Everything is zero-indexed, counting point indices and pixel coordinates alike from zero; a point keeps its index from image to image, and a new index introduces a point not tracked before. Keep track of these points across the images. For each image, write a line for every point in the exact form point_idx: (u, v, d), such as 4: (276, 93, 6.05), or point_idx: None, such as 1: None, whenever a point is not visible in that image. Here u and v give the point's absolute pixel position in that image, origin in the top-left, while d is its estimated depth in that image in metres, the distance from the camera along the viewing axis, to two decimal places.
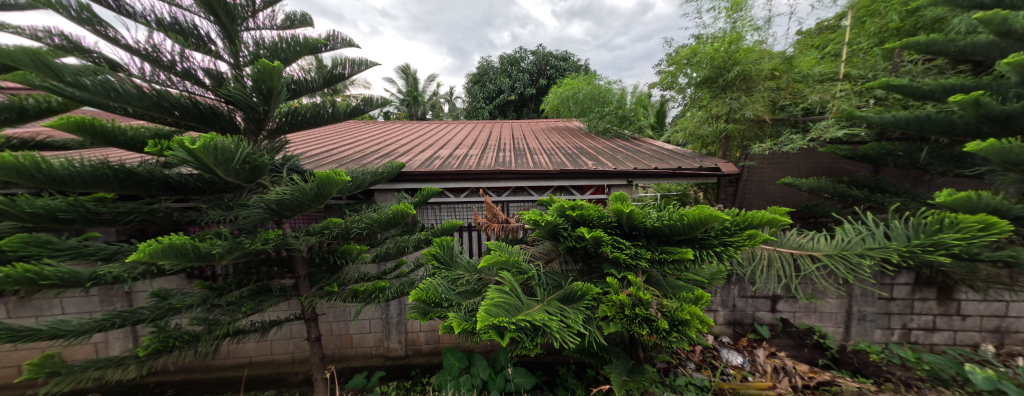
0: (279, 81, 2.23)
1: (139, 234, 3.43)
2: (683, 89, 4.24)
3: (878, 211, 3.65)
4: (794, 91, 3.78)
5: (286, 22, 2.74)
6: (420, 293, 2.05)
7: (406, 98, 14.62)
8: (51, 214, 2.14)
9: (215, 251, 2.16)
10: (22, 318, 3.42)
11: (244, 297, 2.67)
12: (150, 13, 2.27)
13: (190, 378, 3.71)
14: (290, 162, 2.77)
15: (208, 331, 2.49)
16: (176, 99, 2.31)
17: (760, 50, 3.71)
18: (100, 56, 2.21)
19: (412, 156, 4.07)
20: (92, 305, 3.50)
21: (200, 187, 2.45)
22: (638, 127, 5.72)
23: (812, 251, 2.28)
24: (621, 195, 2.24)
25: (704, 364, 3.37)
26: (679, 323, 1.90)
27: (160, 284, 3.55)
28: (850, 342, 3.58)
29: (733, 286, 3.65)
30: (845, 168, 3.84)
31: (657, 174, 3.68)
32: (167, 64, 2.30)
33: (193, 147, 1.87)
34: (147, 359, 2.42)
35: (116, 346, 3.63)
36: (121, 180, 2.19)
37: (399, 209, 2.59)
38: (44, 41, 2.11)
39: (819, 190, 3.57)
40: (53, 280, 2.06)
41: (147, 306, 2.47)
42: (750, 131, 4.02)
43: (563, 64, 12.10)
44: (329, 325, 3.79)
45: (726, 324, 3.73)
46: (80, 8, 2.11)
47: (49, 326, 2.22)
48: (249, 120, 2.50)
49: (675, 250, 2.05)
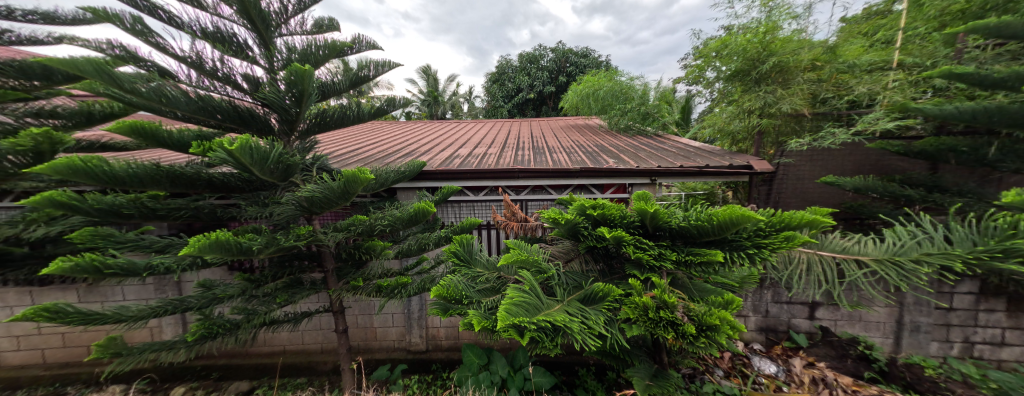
0: (309, 84, 2.36)
1: (187, 228, 3.75)
2: (711, 84, 4.05)
3: (936, 212, 3.34)
4: (838, 83, 3.55)
5: (315, 27, 2.88)
6: (441, 290, 2.10)
7: (426, 98, 14.88)
8: (115, 210, 2.37)
9: (253, 246, 2.33)
10: (90, 303, 3.81)
11: (278, 289, 2.84)
12: (195, 23, 2.46)
13: (231, 363, 3.98)
14: (319, 161, 2.91)
15: (247, 320, 2.68)
16: (219, 103, 2.49)
17: (800, 40, 3.47)
18: (152, 64, 2.42)
19: (432, 155, 4.16)
20: (148, 293, 3.83)
21: (239, 185, 2.64)
22: (661, 123, 5.55)
23: (860, 256, 2.12)
24: (644, 195, 2.21)
25: (733, 371, 3.23)
26: (707, 328, 1.82)
27: (206, 275, 3.86)
28: (900, 354, 3.29)
29: (766, 291, 3.47)
30: (898, 165, 3.53)
31: (681, 173, 3.52)
32: (210, 70, 2.49)
33: (232, 148, 2.00)
34: (194, 344, 2.63)
35: (168, 330, 3.96)
36: (172, 180, 2.39)
37: (419, 207, 2.63)
38: (106, 52, 2.34)
39: (865, 189, 3.32)
40: (115, 270, 2.28)
41: (194, 295, 2.68)
42: (787, 126, 3.77)
43: (582, 60, 11.89)
44: (355, 318, 3.96)
45: (758, 330, 3.56)
46: (133, 21, 2.32)
47: (113, 311, 2.46)
48: (283, 122, 2.66)
49: (702, 252, 1.97)
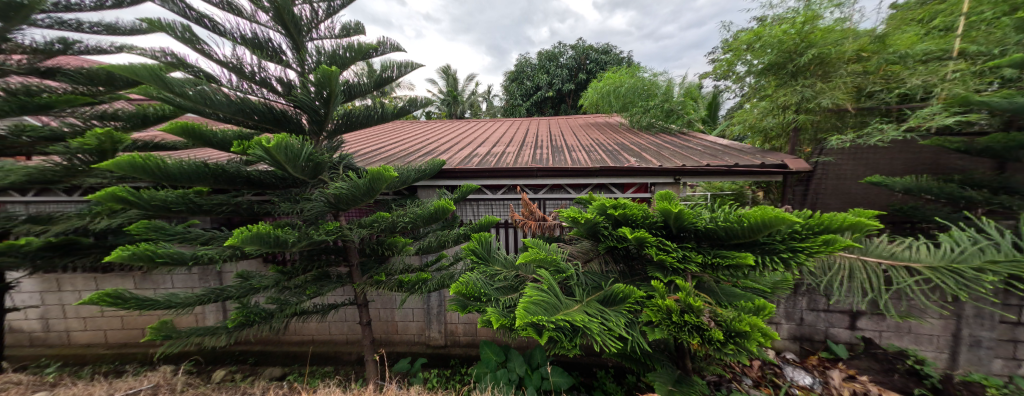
0: (336, 86, 2.47)
1: (228, 222, 4.03)
2: (741, 78, 3.85)
3: (1002, 216, 3.01)
4: (887, 75, 3.27)
5: (343, 31, 2.99)
6: (460, 286, 2.14)
7: (446, 98, 15.13)
8: (166, 205, 2.57)
9: (288, 239, 2.47)
10: (144, 290, 4.17)
11: (308, 281, 2.99)
12: (236, 30, 2.62)
13: (265, 349, 4.23)
14: (346, 160, 3.03)
15: (280, 310, 2.85)
16: (256, 105, 2.65)
17: (843, 29, 3.23)
18: (198, 69, 2.61)
19: (452, 153, 4.22)
20: (193, 281, 4.15)
21: (273, 182, 2.80)
22: (686, 120, 5.37)
23: (911, 262, 1.95)
24: (667, 194, 2.14)
25: (763, 381, 3.06)
26: (736, 334, 1.74)
27: (244, 266, 4.13)
28: (957, 371, 3.00)
29: (800, 298, 3.27)
30: (957, 164, 3.22)
31: (707, 172, 3.38)
32: (249, 74, 2.65)
33: (268, 146, 2.13)
34: (234, 330, 2.82)
35: (210, 317, 4.28)
36: (216, 177, 2.57)
37: (439, 205, 2.69)
38: (160, 59, 2.55)
39: (917, 190, 3.06)
40: (166, 259, 2.47)
41: (233, 285, 2.88)
42: (827, 122, 3.52)
43: (603, 57, 11.66)
44: (378, 311, 4.10)
45: (792, 339, 3.36)
46: (183, 30, 2.50)
47: (164, 297, 2.68)
48: (312, 122, 2.80)
49: (731, 255, 1.89)
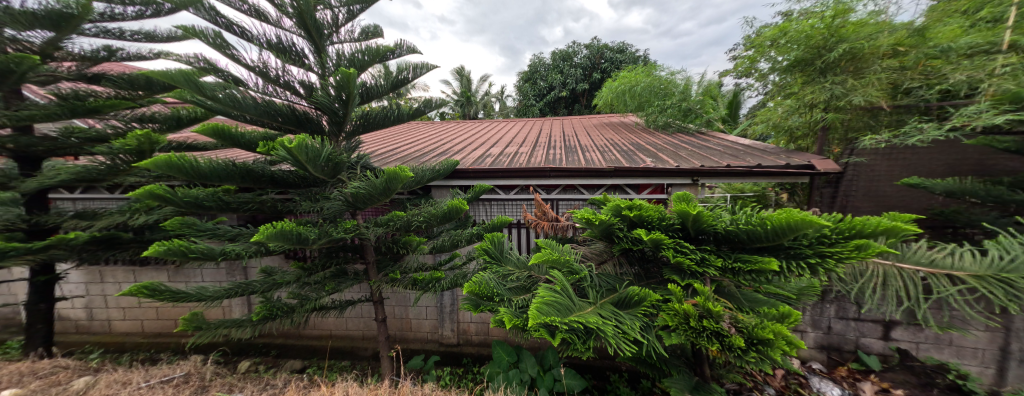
0: (355, 88, 2.54)
1: (253, 220, 4.21)
2: (765, 76, 3.71)
3: None
4: (926, 70, 3.07)
5: (362, 35, 3.07)
6: (473, 286, 2.16)
7: (460, 99, 15.29)
8: (198, 202, 2.71)
9: (309, 236, 2.55)
10: (176, 283, 4.41)
11: (327, 277, 3.08)
12: (262, 36, 2.74)
13: (287, 342, 4.39)
14: (364, 160, 3.11)
15: (300, 305, 2.95)
16: (280, 107, 2.76)
17: (877, 23, 3.06)
18: (228, 74, 2.74)
19: (466, 154, 4.26)
20: (221, 276, 4.35)
21: (295, 181, 2.91)
22: (705, 119, 5.22)
23: (953, 271, 1.83)
24: (685, 195, 2.09)
25: (787, 391, 2.93)
26: (758, 341, 1.68)
27: (267, 262, 4.30)
28: (1005, 388, 2.78)
29: (828, 305, 3.11)
30: (1006, 166, 2.99)
31: (727, 173, 3.27)
32: (274, 77, 2.76)
33: (291, 146, 2.21)
34: (258, 323, 2.94)
35: (237, 310, 4.48)
36: (243, 176, 2.69)
37: (454, 204, 2.72)
38: (194, 65, 2.70)
39: (960, 193, 2.85)
40: (197, 254, 2.60)
41: (258, 280, 3.00)
42: (858, 121, 3.33)
43: (618, 56, 11.48)
44: (393, 309, 4.18)
45: (819, 348, 3.20)
46: (214, 36, 2.63)
47: (194, 290, 2.82)
48: (332, 124, 2.89)
49: (753, 259, 1.82)
